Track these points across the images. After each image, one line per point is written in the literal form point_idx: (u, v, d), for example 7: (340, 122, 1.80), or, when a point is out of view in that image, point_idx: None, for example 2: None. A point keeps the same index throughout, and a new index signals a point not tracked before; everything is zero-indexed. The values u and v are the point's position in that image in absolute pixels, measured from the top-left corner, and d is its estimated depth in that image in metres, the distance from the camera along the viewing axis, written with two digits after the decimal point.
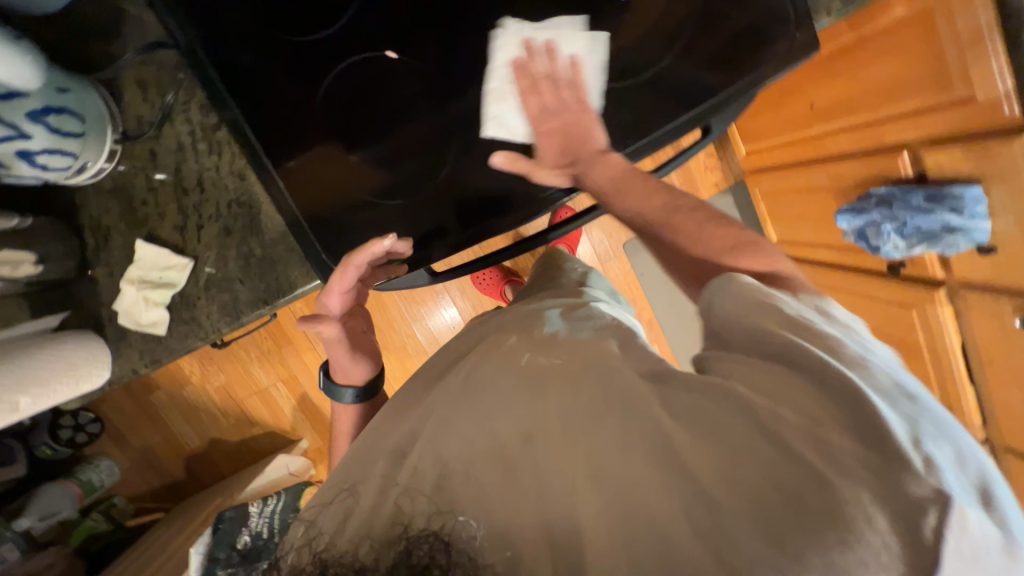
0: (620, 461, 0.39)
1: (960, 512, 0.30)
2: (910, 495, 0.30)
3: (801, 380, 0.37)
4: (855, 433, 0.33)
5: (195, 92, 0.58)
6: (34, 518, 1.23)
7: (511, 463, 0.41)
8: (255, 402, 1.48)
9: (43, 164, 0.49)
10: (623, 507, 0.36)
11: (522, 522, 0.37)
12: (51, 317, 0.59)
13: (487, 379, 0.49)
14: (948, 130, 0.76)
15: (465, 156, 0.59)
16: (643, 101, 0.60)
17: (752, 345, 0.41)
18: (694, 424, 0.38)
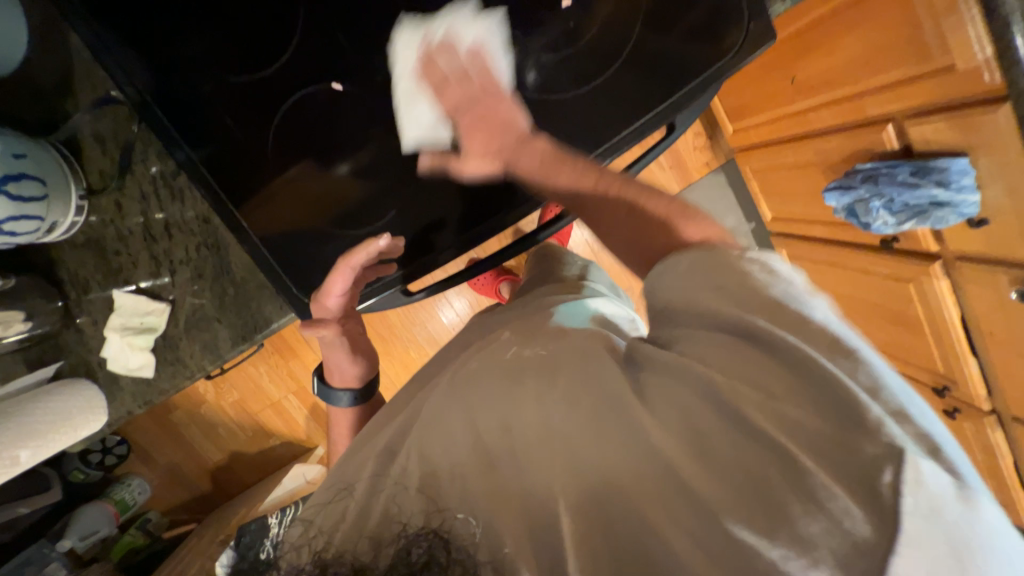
0: (600, 459, 0.35)
1: (914, 463, 0.27)
2: (866, 458, 0.28)
3: (760, 353, 0.33)
4: (818, 408, 0.30)
5: (151, 140, 0.59)
6: (75, 538, 1.30)
7: (489, 457, 0.38)
8: (269, 415, 1.53)
9: (10, 230, 0.50)
10: (598, 497, 0.34)
11: (501, 510, 0.34)
12: (46, 368, 0.62)
13: (473, 376, 0.45)
14: (932, 100, 0.73)
15: (423, 179, 0.59)
16: (597, 109, 0.59)
17: (709, 322, 0.36)
18: (659, 403, 0.35)
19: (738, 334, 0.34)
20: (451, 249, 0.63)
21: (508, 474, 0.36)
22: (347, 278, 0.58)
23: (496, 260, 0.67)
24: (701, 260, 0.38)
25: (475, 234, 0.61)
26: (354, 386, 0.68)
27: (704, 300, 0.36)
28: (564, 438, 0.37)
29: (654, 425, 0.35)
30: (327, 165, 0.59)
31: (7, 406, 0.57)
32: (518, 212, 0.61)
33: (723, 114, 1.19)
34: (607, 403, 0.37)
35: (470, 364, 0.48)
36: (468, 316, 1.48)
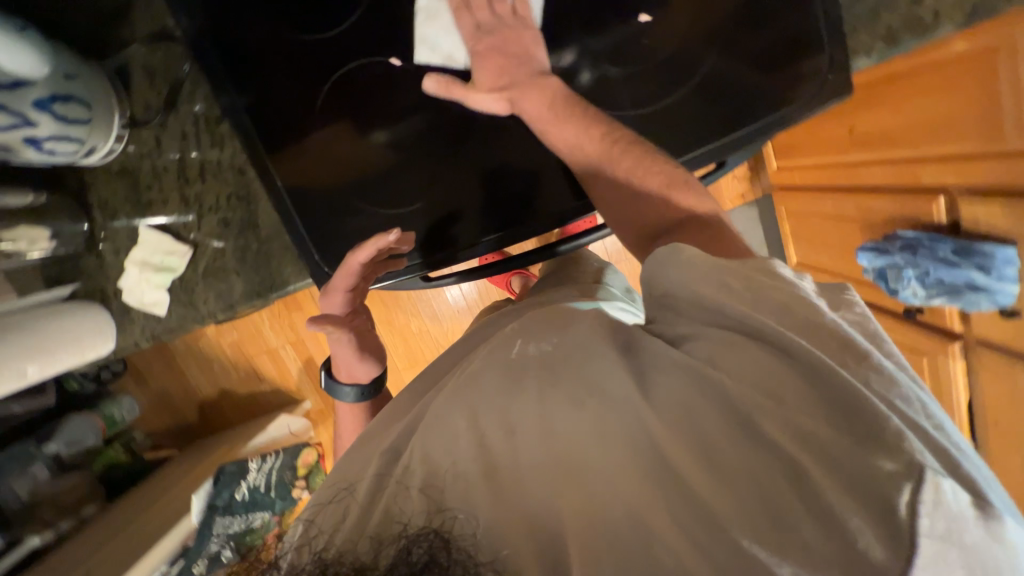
0: (598, 453, 0.34)
1: (933, 484, 0.28)
2: (886, 474, 0.29)
3: (764, 352, 0.34)
4: (830, 415, 0.31)
5: (200, 81, 0.58)
6: (61, 443, 1.24)
7: (490, 461, 0.36)
8: (264, 360, 1.55)
9: (50, 150, 0.50)
10: (604, 501, 0.32)
11: (504, 514, 0.33)
12: (63, 288, 0.63)
13: (473, 374, 0.42)
14: (993, 181, 0.70)
15: (464, 169, 0.59)
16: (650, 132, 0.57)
17: (705, 316, 0.38)
18: (681, 425, 0.34)
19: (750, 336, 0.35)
20: (474, 245, 0.60)
21: (513, 484, 0.34)
22: (353, 274, 0.57)
23: (520, 263, 0.66)
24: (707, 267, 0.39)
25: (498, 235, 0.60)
26: (358, 382, 0.67)
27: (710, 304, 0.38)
28: (568, 435, 0.35)
29: (659, 425, 0.34)
30: (371, 134, 0.58)
31: (13, 317, 0.58)
32: (548, 220, 0.59)
33: (768, 148, 1.16)
34: (627, 411, 0.35)
35: (473, 364, 0.44)
36: (473, 301, 1.47)
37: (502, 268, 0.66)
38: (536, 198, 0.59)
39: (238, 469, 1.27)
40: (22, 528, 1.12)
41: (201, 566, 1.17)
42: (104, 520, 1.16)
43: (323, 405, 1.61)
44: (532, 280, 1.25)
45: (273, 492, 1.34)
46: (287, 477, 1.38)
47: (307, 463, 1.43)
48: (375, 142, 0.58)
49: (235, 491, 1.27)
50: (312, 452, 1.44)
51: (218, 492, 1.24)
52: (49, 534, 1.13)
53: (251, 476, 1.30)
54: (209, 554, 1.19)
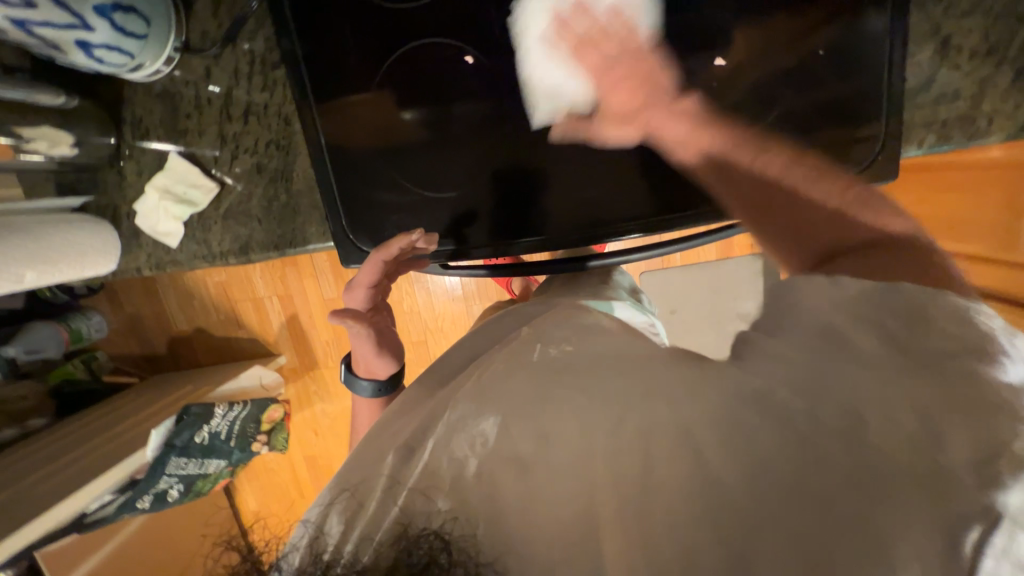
0: (643, 465, 0.35)
1: (1011, 532, 0.24)
2: (956, 511, 0.26)
3: (886, 364, 0.32)
4: (896, 442, 0.29)
5: (265, 23, 0.56)
6: (20, 349, 1.19)
7: (523, 463, 0.38)
8: (247, 308, 1.51)
9: (99, 57, 0.49)
10: (643, 513, 0.33)
11: (543, 520, 0.35)
12: (74, 199, 0.61)
13: (504, 376, 0.44)
14: (997, 287, 0.74)
15: (512, 168, 0.59)
16: None
17: (817, 338, 0.36)
18: (727, 436, 0.34)
19: (850, 360, 0.34)
20: (485, 247, 0.61)
21: (548, 487, 0.36)
22: (376, 270, 0.60)
23: (534, 271, 0.66)
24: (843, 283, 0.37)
25: (516, 239, 0.60)
26: (377, 378, 0.66)
27: (828, 326, 0.36)
28: (615, 444, 0.37)
29: (710, 439, 0.35)
30: (424, 111, 0.57)
31: (15, 219, 0.56)
32: (581, 236, 0.60)
33: None
34: (677, 430, 0.36)
35: (494, 366, 0.46)
36: (470, 291, 1.45)
37: (515, 272, 0.66)
38: (577, 209, 0.59)
39: (204, 411, 1.19)
40: None
41: (144, 502, 1.14)
42: (53, 436, 1.12)
43: (297, 363, 1.55)
44: (534, 285, 1.24)
45: (231, 441, 1.29)
46: (250, 430, 1.34)
47: (271, 419, 1.39)
48: (414, 123, 0.58)
49: (196, 434, 1.18)
50: (279, 407, 1.39)
51: (177, 432, 1.15)
52: None
53: (215, 422, 1.23)
54: (155, 492, 1.15)
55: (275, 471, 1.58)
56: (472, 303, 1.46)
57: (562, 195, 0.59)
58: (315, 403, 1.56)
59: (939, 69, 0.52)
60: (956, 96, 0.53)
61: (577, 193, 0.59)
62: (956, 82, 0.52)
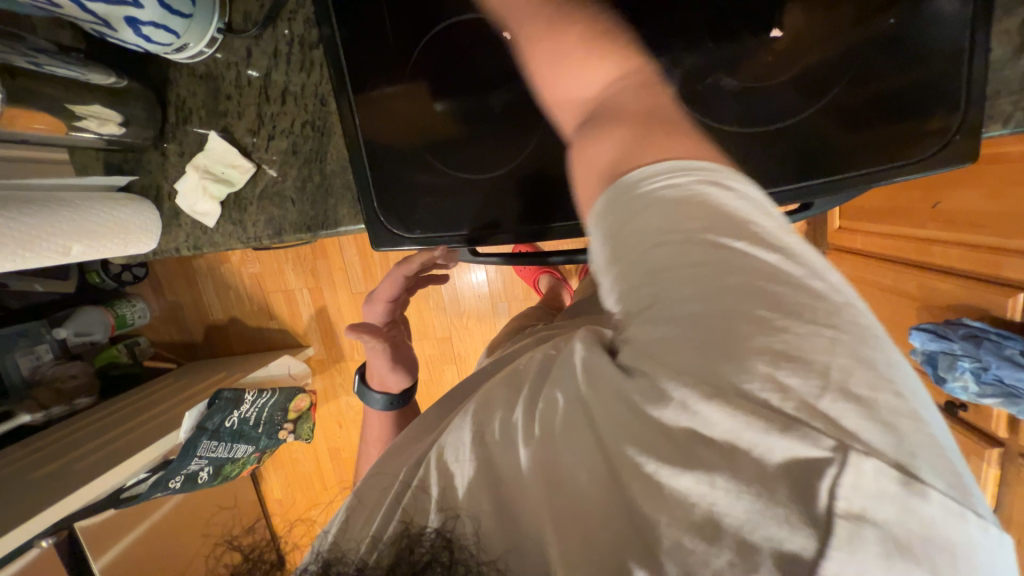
0: (574, 466, 0.32)
1: (857, 462, 0.23)
2: (803, 459, 0.24)
3: (738, 277, 0.26)
4: (748, 397, 0.25)
5: (305, 3, 0.56)
6: (71, 331, 1.25)
7: (500, 475, 0.35)
8: (279, 299, 1.54)
9: (147, 35, 0.50)
10: (573, 513, 0.30)
11: (497, 523, 0.33)
12: (119, 177, 0.63)
13: (489, 391, 0.41)
14: None
15: (546, 145, 0.55)
16: (754, 154, 0.52)
17: (649, 289, 0.28)
18: (603, 414, 0.31)
19: (679, 299, 0.27)
20: (508, 235, 0.58)
21: (516, 495, 0.34)
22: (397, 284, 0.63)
23: (556, 260, 0.63)
24: (660, 189, 0.29)
25: (543, 225, 0.57)
26: (391, 391, 0.67)
27: (652, 271, 0.28)
28: (550, 446, 0.33)
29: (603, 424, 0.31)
30: (459, 93, 0.56)
31: (105, 241, 0.60)
32: None
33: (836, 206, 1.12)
34: (576, 413, 0.33)
35: (486, 385, 0.42)
36: (496, 288, 1.43)
37: (538, 262, 0.63)
38: None
39: (234, 397, 1.22)
40: (18, 403, 1.12)
41: (176, 483, 1.16)
42: (96, 415, 1.17)
43: (324, 355, 1.57)
44: (562, 285, 1.20)
45: (259, 427, 1.31)
46: (276, 417, 1.36)
47: (298, 408, 1.41)
48: (446, 114, 0.57)
49: (226, 418, 1.21)
50: (304, 398, 1.41)
51: (209, 416, 1.17)
52: (39, 415, 1.12)
53: (243, 407, 1.26)
54: (186, 473, 1.18)
55: (299, 461, 1.60)
56: (498, 301, 1.44)
57: None
58: (340, 396, 1.57)
59: None
60: None
61: None
62: None
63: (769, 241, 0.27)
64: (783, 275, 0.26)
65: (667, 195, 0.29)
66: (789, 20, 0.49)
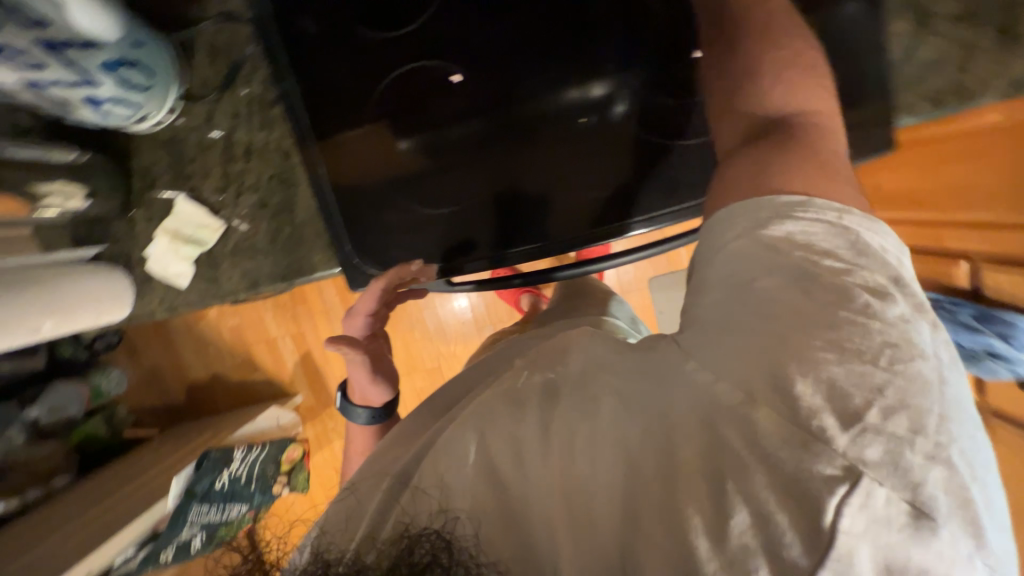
0: (588, 471, 0.35)
1: (866, 489, 0.28)
2: (822, 475, 0.29)
3: (804, 309, 0.33)
4: (782, 415, 0.31)
5: (260, 65, 0.59)
6: (43, 409, 1.19)
7: (500, 481, 0.37)
8: (261, 349, 1.52)
9: (107, 111, 0.51)
10: (586, 515, 0.34)
11: (503, 541, 0.35)
12: (89, 248, 0.63)
13: (481, 406, 0.42)
14: (1012, 253, 0.70)
15: (509, 173, 0.60)
16: (692, 162, 0.58)
17: (733, 305, 0.35)
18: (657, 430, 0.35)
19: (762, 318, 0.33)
20: (483, 261, 0.60)
21: (521, 500, 0.36)
22: (375, 297, 0.59)
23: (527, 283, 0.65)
24: (774, 204, 0.36)
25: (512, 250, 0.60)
26: (373, 406, 0.66)
27: (745, 278, 0.35)
28: (566, 457, 0.36)
29: (640, 431, 0.35)
30: (424, 134, 0.59)
31: (74, 269, 0.61)
32: (568, 240, 0.59)
33: None
34: (612, 426, 0.36)
35: (486, 393, 0.44)
36: (479, 312, 1.44)
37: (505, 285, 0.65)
38: (556, 219, 0.60)
39: (221, 456, 1.21)
40: None
41: (167, 555, 1.09)
42: (78, 493, 1.12)
43: (313, 402, 1.55)
44: (542, 300, 1.22)
45: (252, 486, 1.29)
46: (269, 471, 1.36)
47: (291, 458, 1.42)
48: (412, 151, 0.59)
49: (216, 478, 1.20)
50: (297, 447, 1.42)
51: (197, 479, 1.15)
52: (15, 501, 1.08)
53: (234, 465, 1.25)
54: (177, 544, 1.11)
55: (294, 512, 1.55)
56: (483, 325, 1.45)
57: (560, 210, 0.60)
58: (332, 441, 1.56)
59: (921, 37, 0.51)
60: (940, 65, 0.51)
61: (570, 200, 0.60)
62: (940, 49, 0.51)
63: (875, 289, 0.33)
64: (874, 312, 0.32)
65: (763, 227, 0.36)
66: None
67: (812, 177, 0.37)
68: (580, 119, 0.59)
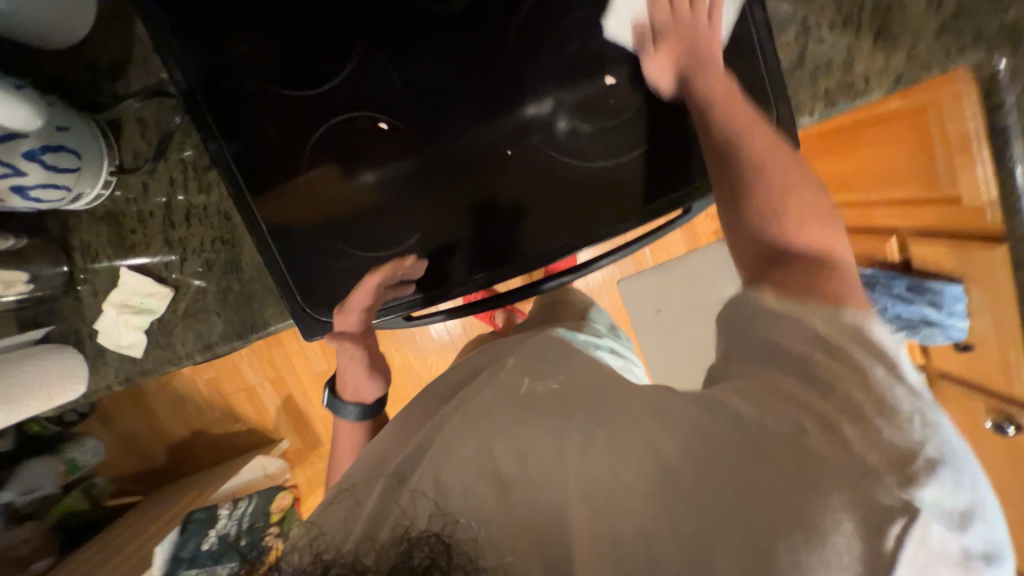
0: (610, 474, 0.38)
1: (925, 523, 0.29)
2: (881, 505, 0.29)
3: (835, 375, 0.34)
4: (845, 448, 0.32)
5: (190, 133, 0.60)
6: (16, 493, 1.16)
7: (505, 483, 0.40)
8: (242, 399, 1.49)
9: (37, 197, 0.52)
10: (609, 520, 0.36)
11: (514, 542, 0.36)
12: (36, 330, 0.63)
13: (486, 409, 0.46)
14: (934, 225, 0.78)
15: (459, 196, 0.61)
16: (653, 162, 0.58)
17: (761, 356, 0.38)
18: (702, 458, 0.36)
19: (795, 374, 0.36)
20: (467, 283, 0.62)
21: (528, 500, 0.39)
22: (371, 293, 0.60)
23: (512, 300, 0.68)
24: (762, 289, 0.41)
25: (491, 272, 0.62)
26: (363, 402, 0.67)
27: (768, 343, 0.38)
28: (587, 467, 0.39)
29: (683, 459, 0.36)
30: (382, 170, 0.61)
31: (36, 346, 0.61)
32: (535, 258, 0.61)
33: None
34: (649, 444, 0.38)
35: (482, 395, 0.49)
36: (456, 333, 1.46)
37: (492, 303, 0.67)
38: (525, 237, 0.61)
39: (207, 516, 1.22)
40: None
41: None
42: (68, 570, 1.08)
43: (301, 444, 1.53)
44: (516, 315, 1.24)
45: (243, 539, 1.23)
46: (260, 525, 1.27)
47: (281, 508, 1.34)
48: (374, 184, 0.61)
49: (203, 540, 1.21)
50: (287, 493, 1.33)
51: (182, 543, 1.20)
52: None
53: (221, 524, 1.24)
54: None
55: None
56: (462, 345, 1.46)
57: (535, 230, 0.61)
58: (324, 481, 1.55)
59: (806, 46, 0.56)
60: (829, 67, 0.56)
61: (537, 214, 0.60)
62: (824, 53, 0.56)
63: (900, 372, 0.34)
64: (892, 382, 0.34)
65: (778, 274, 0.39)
66: (623, 68, 0.57)
67: (811, 271, 0.40)
68: (539, 133, 0.60)
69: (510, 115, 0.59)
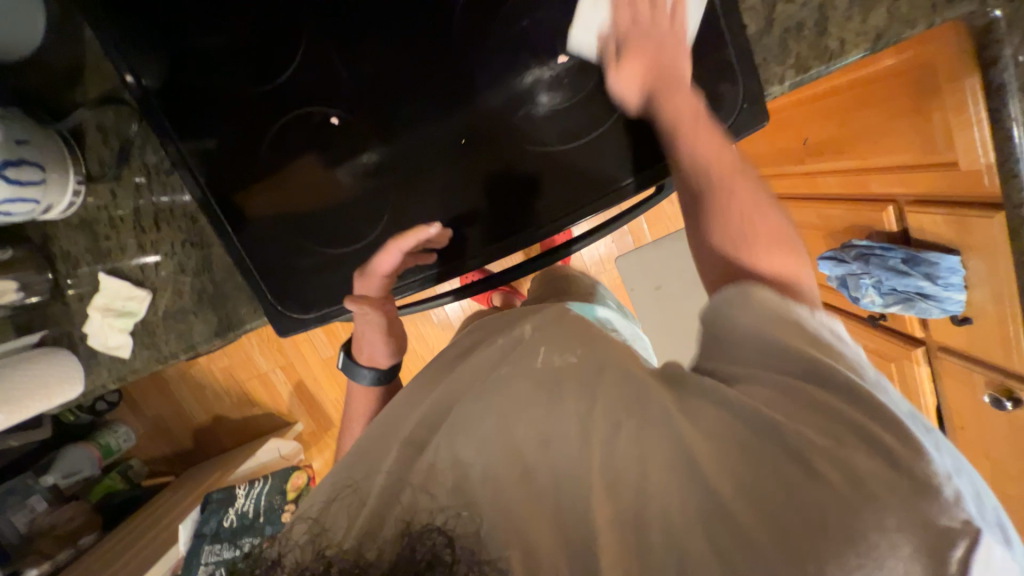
0: (639, 474, 0.37)
1: (987, 546, 0.28)
2: (940, 525, 0.29)
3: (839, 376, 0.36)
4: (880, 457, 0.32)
5: (150, 138, 0.61)
6: (58, 475, 1.27)
7: (526, 466, 0.40)
8: (255, 385, 1.56)
9: (6, 211, 0.53)
10: (641, 524, 0.35)
11: (536, 533, 0.35)
12: (32, 335, 0.66)
13: (507, 379, 0.47)
14: (934, 190, 0.75)
15: (453, 175, 0.60)
16: (638, 136, 0.56)
17: (765, 356, 0.39)
18: (728, 452, 0.36)
19: (807, 377, 0.37)
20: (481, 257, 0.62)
21: (571, 499, 0.37)
22: (396, 259, 0.60)
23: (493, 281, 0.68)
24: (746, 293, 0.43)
25: (505, 237, 0.61)
26: (378, 367, 0.68)
27: (769, 341, 0.39)
28: (609, 455, 0.39)
29: (702, 445, 0.36)
30: (379, 151, 0.59)
31: (33, 351, 0.64)
32: (549, 225, 0.59)
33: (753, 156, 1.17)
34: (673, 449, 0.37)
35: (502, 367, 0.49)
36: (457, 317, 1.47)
37: (483, 284, 0.68)
38: (541, 208, 0.60)
39: (226, 496, 1.29)
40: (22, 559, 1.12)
41: None
42: (107, 545, 1.17)
43: (315, 427, 1.61)
44: (514, 296, 1.24)
45: (261, 517, 1.31)
46: (276, 503, 1.34)
47: (297, 486, 1.38)
48: (373, 164, 0.60)
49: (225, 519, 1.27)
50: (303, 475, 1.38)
51: (206, 520, 1.26)
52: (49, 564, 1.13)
53: (240, 502, 1.30)
54: None
55: None
56: None
57: (553, 198, 0.59)
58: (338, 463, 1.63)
59: (775, 8, 0.52)
60: (801, 28, 0.52)
61: (554, 174, 0.59)
62: (794, 14, 0.52)
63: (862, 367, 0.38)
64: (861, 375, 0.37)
65: (768, 295, 0.42)
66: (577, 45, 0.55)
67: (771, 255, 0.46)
68: (509, 117, 0.58)
69: (484, 95, 0.57)
